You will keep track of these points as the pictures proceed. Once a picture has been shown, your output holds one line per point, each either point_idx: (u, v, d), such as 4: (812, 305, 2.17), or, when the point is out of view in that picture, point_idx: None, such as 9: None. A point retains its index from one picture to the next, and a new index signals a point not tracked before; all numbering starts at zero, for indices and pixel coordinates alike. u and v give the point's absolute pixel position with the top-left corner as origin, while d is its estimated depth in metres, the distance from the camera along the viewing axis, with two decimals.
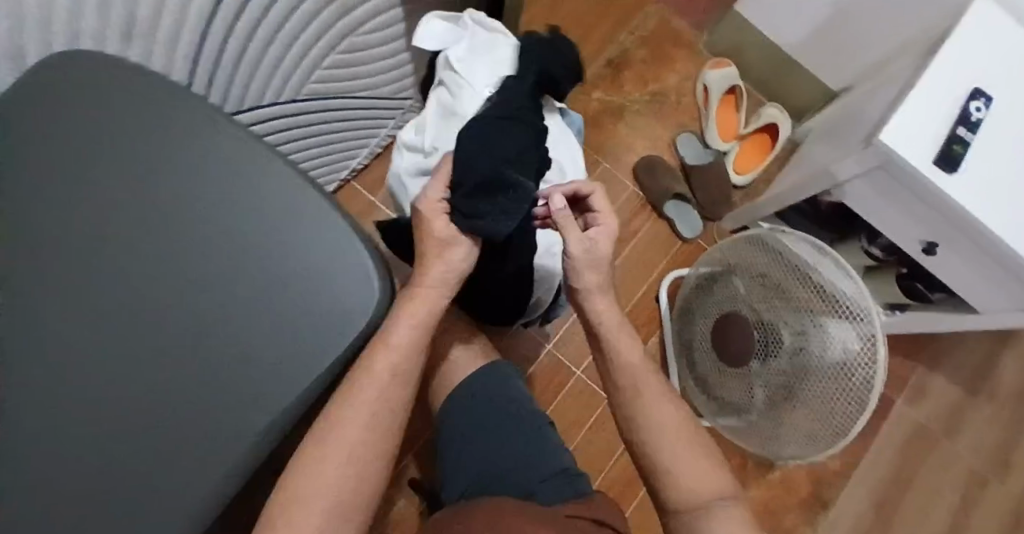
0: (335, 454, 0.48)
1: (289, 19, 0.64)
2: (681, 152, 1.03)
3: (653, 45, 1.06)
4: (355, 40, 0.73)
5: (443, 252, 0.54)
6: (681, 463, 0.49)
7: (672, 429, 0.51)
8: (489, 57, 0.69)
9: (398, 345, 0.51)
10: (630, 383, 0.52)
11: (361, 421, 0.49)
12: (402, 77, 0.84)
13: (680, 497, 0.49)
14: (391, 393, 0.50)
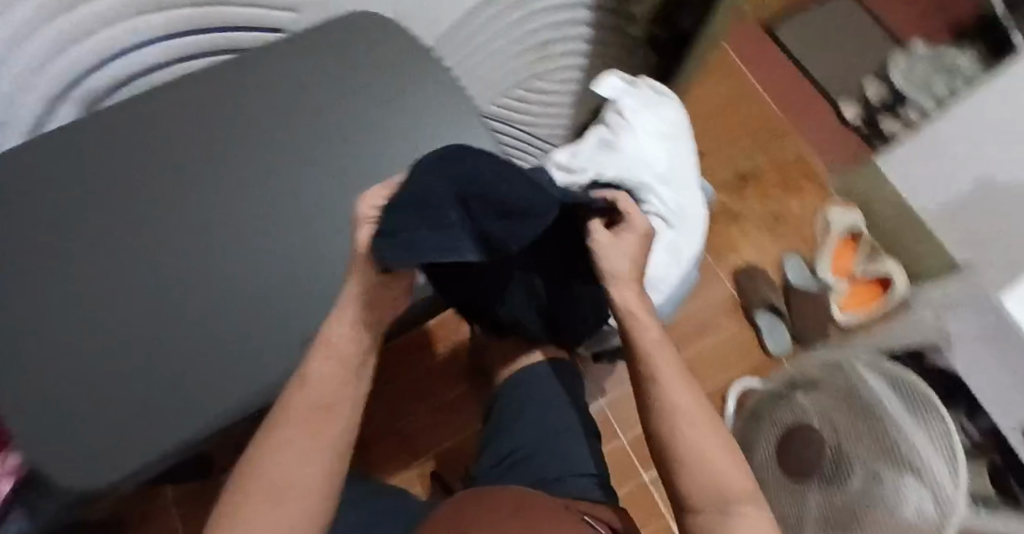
0: (271, 496, 0.39)
1: (517, 12, 0.80)
2: (787, 272, 1.06)
3: (785, 171, 1.12)
4: (542, 73, 0.90)
5: (367, 287, 0.41)
6: (705, 460, 0.48)
7: (697, 422, 0.48)
8: (658, 113, 0.74)
9: (318, 380, 0.41)
10: (652, 374, 0.50)
11: (294, 460, 0.39)
12: (559, 117, 0.98)
13: (699, 496, 0.47)
14: (326, 428, 0.41)
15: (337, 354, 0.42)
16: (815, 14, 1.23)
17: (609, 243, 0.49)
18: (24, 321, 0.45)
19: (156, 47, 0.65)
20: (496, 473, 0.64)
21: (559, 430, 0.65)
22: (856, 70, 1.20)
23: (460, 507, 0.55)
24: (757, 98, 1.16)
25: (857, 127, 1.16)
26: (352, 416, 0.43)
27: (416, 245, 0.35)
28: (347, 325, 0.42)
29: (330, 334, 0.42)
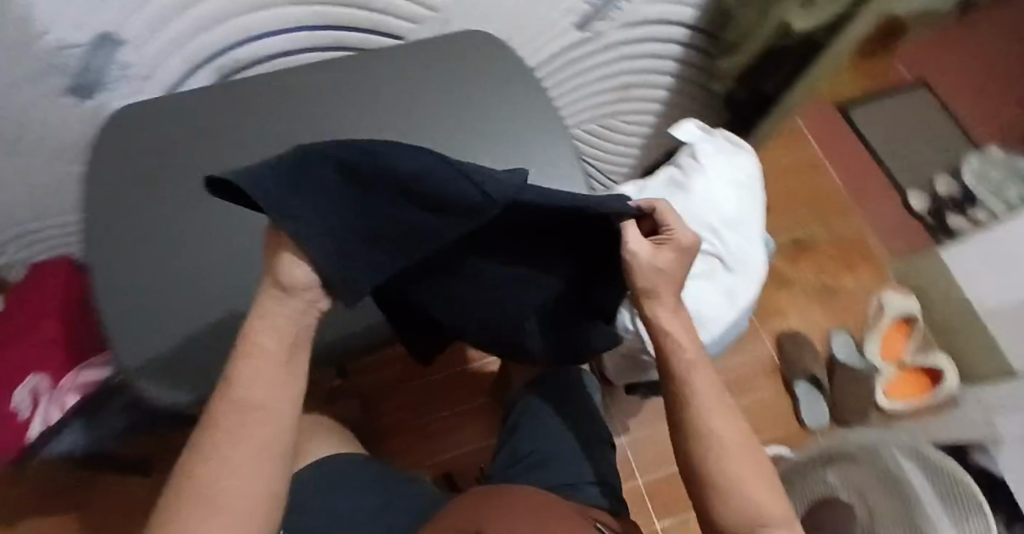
0: (208, 502, 0.36)
1: (607, 51, 0.85)
2: (834, 346, 1.05)
3: (843, 248, 1.13)
4: (620, 106, 0.95)
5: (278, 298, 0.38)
6: (741, 483, 0.44)
7: (732, 442, 0.46)
8: (729, 161, 0.77)
9: (252, 381, 0.38)
10: (684, 392, 0.47)
11: (235, 471, 0.37)
12: (630, 144, 1.03)
13: (733, 522, 0.44)
14: (263, 431, 0.38)
15: (260, 344, 0.38)
16: (894, 103, 1.25)
17: (646, 258, 0.45)
18: (184, 272, 0.56)
19: (295, 35, 0.72)
20: (510, 472, 0.66)
21: (574, 444, 0.67)
22: (926, 163, 1.21)
23: (485, 493, 0.58)
24: (824, 173, 1.17)
25: (924, 219, 1.16)
26: (291, 416, 0.39)
27: (254, 188, 0.33)
28: (274, 314, 0.38)
29: (252, 333, 0.38)
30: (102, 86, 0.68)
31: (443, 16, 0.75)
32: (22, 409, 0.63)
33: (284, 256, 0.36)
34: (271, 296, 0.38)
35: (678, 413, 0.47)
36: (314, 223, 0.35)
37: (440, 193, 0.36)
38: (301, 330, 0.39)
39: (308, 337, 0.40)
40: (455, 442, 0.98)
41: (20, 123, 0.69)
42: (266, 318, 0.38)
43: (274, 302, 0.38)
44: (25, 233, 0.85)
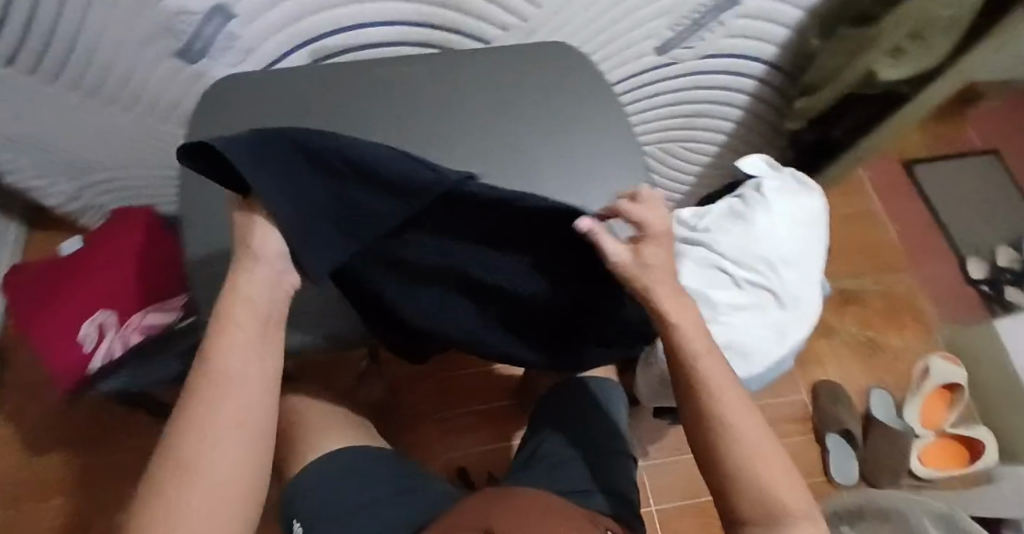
0: (212, 443, 0.38)
1: (681, 77, 0.86)
2: (871, 404, 1.03)
3: (892, 306, 1.11)
4: (685, 133, 0.95)
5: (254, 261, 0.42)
6: (761, 472, 0.46)
7: (749, 432, 0.47)
8: (794, 199, 0.77)
9: (243, 332, 0.41)
10: (702, 386, 0.47)
11: (215, 440, 0.38)
12: (688, 173, 1.03)
13: (753, 512, 0.45)
14: (239, 404, 0.40)
15: (235, 315, 0.41)
16: (960, 167, 1.24)
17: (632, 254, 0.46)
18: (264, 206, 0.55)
19: (388, 29, 0.75)
20: (525, 473, 0.66)
21: (592, 451, 0.67)
22: (987, 231, 1.19)
23: (494, 501, 0.56)
24: (881, 227, 1.16)
25: (979, 288, 1.13)
26: (265, 390, 0.41)
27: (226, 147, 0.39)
28: (249, 283, 0.42)
29: (225, 306, 0.41)
30: (207, 53, 0.72)
31: (530, 26, 0.77)
32: (87, 340, 0.68)
33: (256, 220, 0.41)
34: (246, 267, 0.42)
35: (697, 406, 0.48)
36: (279, 194, 0.40)
37: (388, 171, 0.41)
38: (273, 303, 0.43)
39: (283, 313, 0.44)
40: (472, 443, 0.98)
41: (129, 77, 0.74)
42: (244, 281, 0.42)
43: (249, 269, 0.42)
44: (111, 181, 0.89)
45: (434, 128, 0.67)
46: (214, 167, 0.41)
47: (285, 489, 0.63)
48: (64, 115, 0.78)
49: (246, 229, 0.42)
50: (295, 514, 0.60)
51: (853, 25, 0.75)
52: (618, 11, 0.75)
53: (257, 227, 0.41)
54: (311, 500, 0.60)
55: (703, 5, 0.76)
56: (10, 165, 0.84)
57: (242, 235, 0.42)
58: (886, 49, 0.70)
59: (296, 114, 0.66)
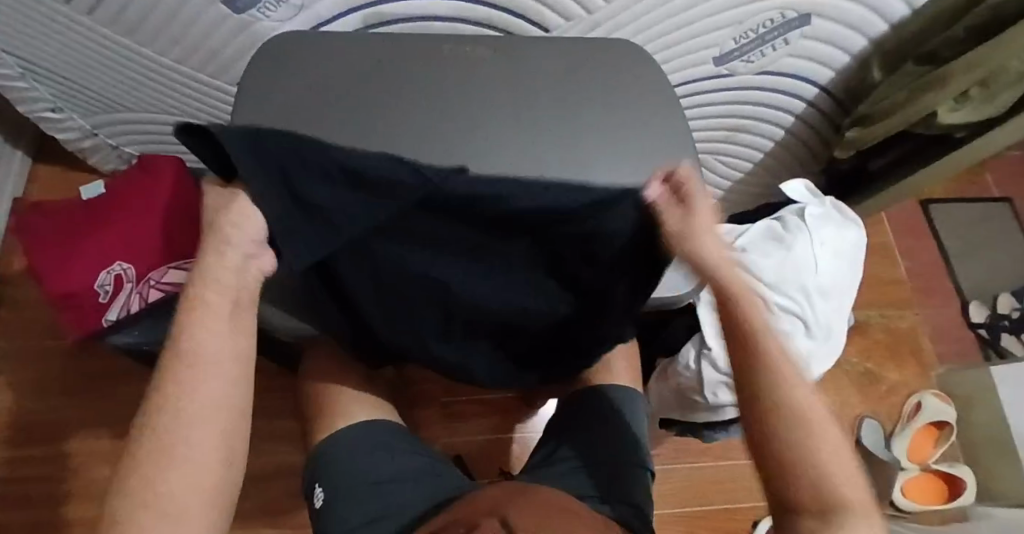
0: (189, 416, 0.41)
1: (732, 90, 0.84)
2: (861, 434, 1.04)
3: (894, 341, 1.12)
4: (722, 148, 0.93)
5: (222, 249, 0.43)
6: (824, 461, 0.44)
7: (817, 421, 0.46)
8: (837, 230, 0.76)
9: (215, 315, 0.43)
10: (770, 361, 0.47)
11: (192, 417, 0.41)
12: (718, 187, 1.01)
13: (814, 500, 0.44)
14: (213, 385, 0.42)
15: (204, 298, 0.43)
16: (974, 211, 1.26)
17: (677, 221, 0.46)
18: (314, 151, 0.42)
19: (451, 4, 0.71)
20: (544, 471, 0.66)
21: (604, 457, 0.65)
22: (992, 277, 1.21)
23: (503, 494, 0.52)
24: (891, 261, 1.18)
25: (977, 332, 1.16)
26: (238, 371, 0.43)
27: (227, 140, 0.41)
28: (219, 268, 0.43)
29: (198, 290, 0.43)
30: (258, 6, 0.69)
31: (594, 19, 0.74)
32: (103, 292, 0.71)
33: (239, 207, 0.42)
34: (218, 252, 0.43)
35: (756, 390, 0.47)
36: (264, 177, 0.41)
37: (378, 174, 0.41)
38: (245, 287, 0.44)
39: (256, 296, 0.45)
40: (476, 431, 0.97)
41: (170, 17, 0.70)
42: (221, 260, 0.43)
43: (220, 254, 0.43)
44: (131, 123, 0.87)
45: (494, 113, 0.64)
46: (200, 146, 0.42)
47: (308, 455, 0.65)
48: (93, 51, 0.74)
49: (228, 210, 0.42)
50: (318, 478, 0.62)
51: (918, 63, 0.79)
52: (688, 17, 0.73)
53: (237, 202, 0.42)
54: (333, 465, 0.61)
55: (773, 20, 0.75)
56: (28, 94, 0.81)
57: (218, 219, 0.43)
58: (953, 92, 0.72)
59: (354, 84, 0.64)
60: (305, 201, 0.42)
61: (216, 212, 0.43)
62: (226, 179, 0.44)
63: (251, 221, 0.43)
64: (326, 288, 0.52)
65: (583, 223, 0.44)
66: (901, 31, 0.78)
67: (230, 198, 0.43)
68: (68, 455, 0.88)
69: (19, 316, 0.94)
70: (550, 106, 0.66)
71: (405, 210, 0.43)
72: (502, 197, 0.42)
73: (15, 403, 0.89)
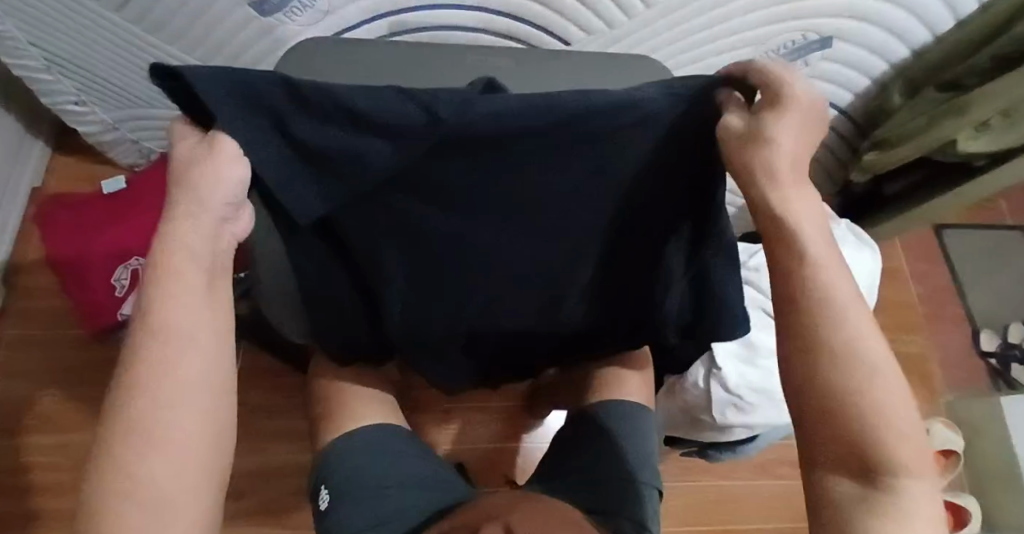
0: (170, 396, 0.36)
1: None
2: None
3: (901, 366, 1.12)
4: None
5: (194, 213, 0.38)
6: (882, 422, 0.38)
7: (871, 370, 0.38)
8: (851, 256, 0.76)
9: (187, 287, 0.38)
10: (821, 307, 0.39)
11: (169, 398, 0.36)
12: None
13: (858, 462, 0.38)
14: (193, 361, 0.38)
15: (174, 268, 0.38)
16: (986, 239, 1.25)
17: (739, 142, 0.37)
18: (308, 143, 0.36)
19: (473, 13, 0.72)
20: (550, 484, 0.67)
21: (611, 475, 0.65)
22: (1004, 306, 1.20)
23: (504, 504, 0.52)
24: (902, 285, 1.17)
25: (987, 361, 1.15)
26: (222, 347, 0.39)
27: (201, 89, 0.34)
28: (189, 235, 0.38)
29: (164, 259, 0.37)
30: (283, 9, 0.70)
31: (614, 34, 0.75)
32: (119, 286, 0.73)
33: (209, 157, 0.36)
34: (186, 215, 0.38)
35: (810, 347, 0.39)
36: (247, 131, 0.36)
37: (389, 119, 0.34)
38: (217, 255, 0.40)
39: (227, 264, 0.41)
40: (482, 437, 0.97)
41: (196, 17, 0.71)
42: (193, 223, 0.38)
43: (188, 218, 0.38)
44: (152, 119, 0.88)
45: None
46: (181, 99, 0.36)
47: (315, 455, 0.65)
48: (119, 47, 0.75)
49: (197, 162, 0.37)
50: (322, 480, 0.62)
51: (939, 89, 0.78)
52: (709, 34, 0.74)
53: (209, 157, 0.36)
54: (337, 468, 0.61)
55: (793, 42, 0.75)
56: (52, 87, 0.83)
57: (185, 175, 0.37)
58: (972, 121, 0.73)
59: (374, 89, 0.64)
60: (300, 147, 0.36)
61: (183, 169, 0.37)
62: (206, 126, 0.38)
63: (223, 187, 0.37)
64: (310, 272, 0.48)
65: (637, 170, 0.41)
66: (924, 57, 0.78)
67: (204, 148, 0.37)
68: (72, 444, 0.88)
69: (31, 303, 0.95)
70: None
71: (415, 160, 0.37)
72: (545, 142, 0.38)
73: (24, 390, 0.90)
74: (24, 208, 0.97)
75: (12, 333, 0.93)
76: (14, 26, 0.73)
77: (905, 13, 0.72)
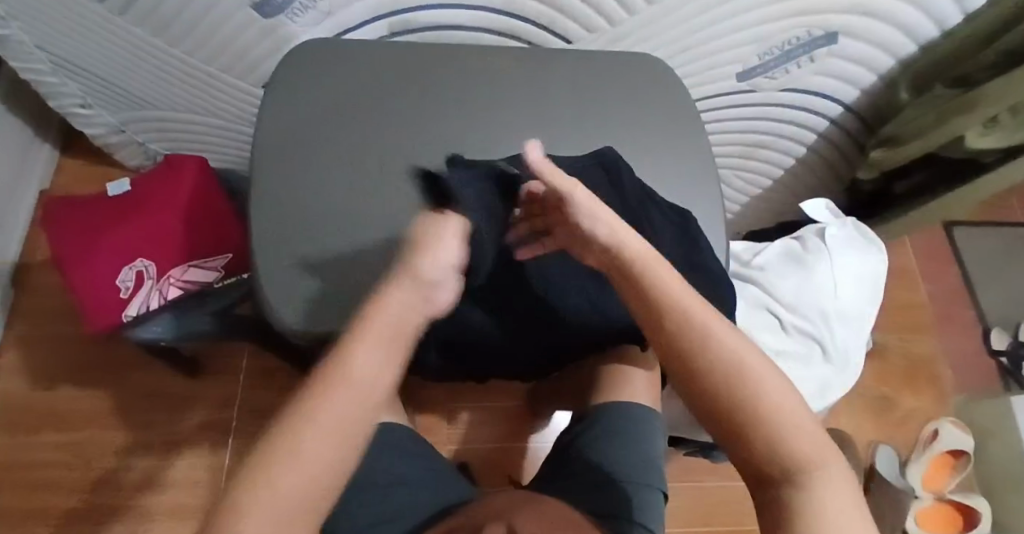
0: (311, 437, 0.34)
1: (756, 104, 0.84)
2: (877, 459, 1.03)
3: (910, 365, 1.11)
4: (744, 162, 0.93)
5: (412, 285, 0.39)
6: (778, 420, 0.40)
7: (758, 376, 0.41)
8: (860, 254, 0.75)
9: (369, 346, 0.37)
10: (693, 331, 0.41)
11: (311, 440, 0.34)
12: (736, 202, 1.01)
13: (776, 467, 0.39)
14: (347, 410, 0.36)
15: (379, 330, 0.38)
16: (998, 237, 1.24)
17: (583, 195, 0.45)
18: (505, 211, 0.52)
19: (474, 13, 0.72)
20: (553, 484, 0.67)
21: (615, 476, 0.65)
22: (1016, 305, 1.19)
23: (506, 503, 0.52)
24: (911, 285, 1.17)
25: (998, 361, 1.13)
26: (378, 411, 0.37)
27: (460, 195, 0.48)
28: (396, 301, 0.39)
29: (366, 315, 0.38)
30: (286, 11, 0.70)
31: (616, 33, 0.74)
32: (125, 288, 0.72)
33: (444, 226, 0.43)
34: (401, 285, 0.39)
35: (704, 375, 0.41)
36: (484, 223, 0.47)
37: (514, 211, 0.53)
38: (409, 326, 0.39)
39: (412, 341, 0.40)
40: (487, 438, 0.97)
41: (198, 20, 0.71)
42: (406, 286, 0.39)
43: (397, 286, 0.39)
44: (158, 121, 0.89)
45: (516, 123, 0.65)
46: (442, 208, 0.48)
47: None
48: (124, 50, 0.76)
49: (430, 240, 0.41)
50: None
51: (948, 86, 0.78)
52: (712, 32, 0.73)
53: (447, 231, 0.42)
54: None
55: (799, 37, 0.74)
56: (58, 89, 0.83)
57: (415, 249, 0.40)
58: (981, 118, 0.72)
59: (375, 90, 0.64)
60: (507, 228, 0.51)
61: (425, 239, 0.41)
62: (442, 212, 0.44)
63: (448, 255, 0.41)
64: (331, 275, 0.56)
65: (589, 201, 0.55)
66: (933, 52, 0.77)
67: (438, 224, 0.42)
68: (80, 442, 0.89)
69: (42, 301, 0.96)
70: (570, 117, 0.66)
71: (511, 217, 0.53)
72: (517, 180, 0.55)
73: (34, 388, 0.91)
74: (33, 209, 0.98)
75: (20, 333, 0.94)
76: (21, 29, 0.74)
77: (913, 8, 0.71)
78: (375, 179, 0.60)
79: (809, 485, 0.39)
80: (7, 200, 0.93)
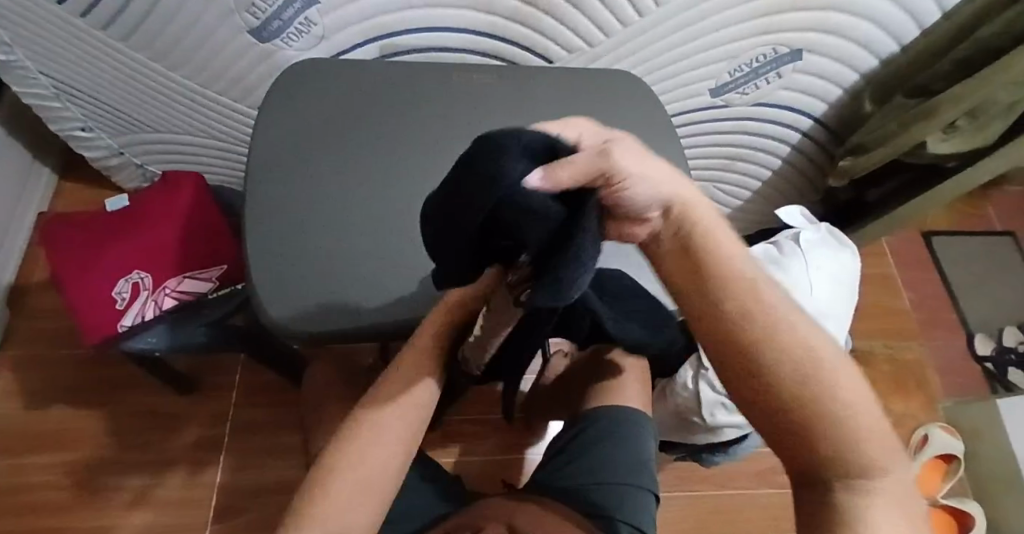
0: (387, 410, 0.51)
1: (730, 119, 0.87)
2: None
3: (897, 371, 1.12)
4: (721, 174, 0.96)
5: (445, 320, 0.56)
6: (849, 417, 0.33)
7: (832, 368, 0.33)
8: (834, 256, 0.79)
9: (418, 348, 0.56)
10: (768, 321, 0.33)
11: (387, 412, 0.51)
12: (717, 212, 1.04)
13: (836, 468, 0.34)
14: (413, 393, 0.53)
15: (432, 341, 0.56)
16: (977, 244, 1.27)
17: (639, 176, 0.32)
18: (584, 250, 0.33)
19: (459, 36, 0.76)
20: (545, 487, 0.68)
21: (605, 477, 0.66)
22: (998, 310, 1.21)
23: (495, 507, 0.53)
24: (893, 292, 1.19)
25: (983, 365, 1.15)
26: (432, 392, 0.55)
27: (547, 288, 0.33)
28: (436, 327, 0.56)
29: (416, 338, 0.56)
30: (281, 36, 0.73)
31: (594, 52, 0.78)
32: (120, 299, 0.75)
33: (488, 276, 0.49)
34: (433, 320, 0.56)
35: (774, 376, 0.33)
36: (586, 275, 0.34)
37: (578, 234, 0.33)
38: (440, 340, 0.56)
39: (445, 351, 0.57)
40: (480, 448, 0.98)
41: (196, 48, 0.75)
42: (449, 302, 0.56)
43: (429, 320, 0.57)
44: (156, 144, 0.92)
45: None
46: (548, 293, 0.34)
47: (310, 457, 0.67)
48: (124, 76, 0.80)
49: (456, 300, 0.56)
50: None
51: (907, 96, 0.82)
52: (686, 49, 0.77)
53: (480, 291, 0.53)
54: None
55: (765, 55, 0.78)
56: (61, 115, 0.87)
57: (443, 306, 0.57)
58: (941, 124, 0.75)
59: (365, 107, 0.68)
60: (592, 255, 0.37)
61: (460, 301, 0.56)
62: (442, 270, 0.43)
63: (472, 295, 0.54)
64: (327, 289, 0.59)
65: None
66: (893, 64, 0.81)
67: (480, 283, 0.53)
68: (73, 461, 0.90)
69: (36, 323, 0.97)
70: None
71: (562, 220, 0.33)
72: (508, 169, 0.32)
73: (29, 408, 0.92)
74: (31, 233, 1.01)
75: (17, 353, 0.95)
76: (26, 57, 0.78)
77: (871, 25, 0.75)
78: (364, 190, 0.63)
79: (868, 490, 0.34)
80: (6, 223, 0.96)
